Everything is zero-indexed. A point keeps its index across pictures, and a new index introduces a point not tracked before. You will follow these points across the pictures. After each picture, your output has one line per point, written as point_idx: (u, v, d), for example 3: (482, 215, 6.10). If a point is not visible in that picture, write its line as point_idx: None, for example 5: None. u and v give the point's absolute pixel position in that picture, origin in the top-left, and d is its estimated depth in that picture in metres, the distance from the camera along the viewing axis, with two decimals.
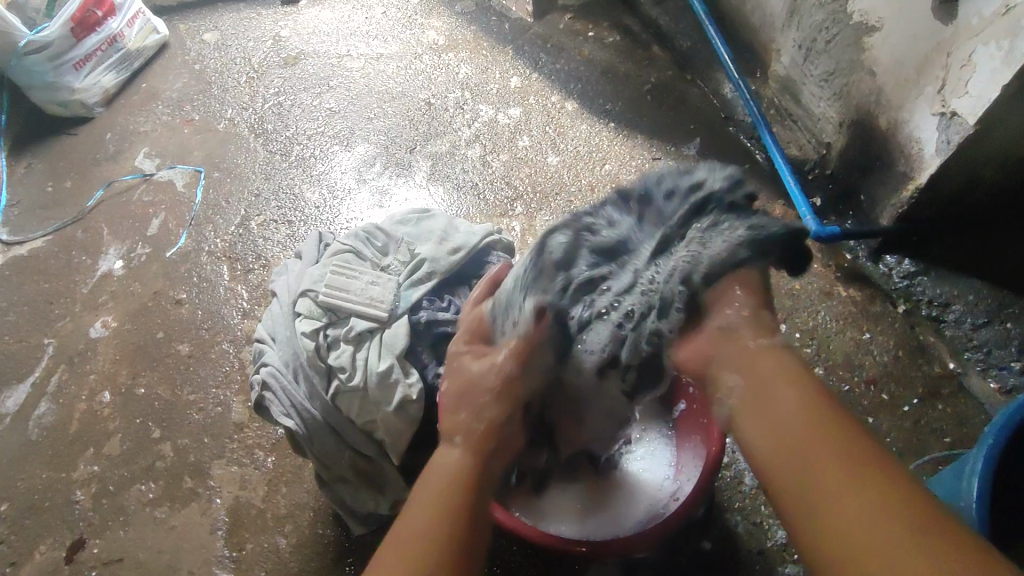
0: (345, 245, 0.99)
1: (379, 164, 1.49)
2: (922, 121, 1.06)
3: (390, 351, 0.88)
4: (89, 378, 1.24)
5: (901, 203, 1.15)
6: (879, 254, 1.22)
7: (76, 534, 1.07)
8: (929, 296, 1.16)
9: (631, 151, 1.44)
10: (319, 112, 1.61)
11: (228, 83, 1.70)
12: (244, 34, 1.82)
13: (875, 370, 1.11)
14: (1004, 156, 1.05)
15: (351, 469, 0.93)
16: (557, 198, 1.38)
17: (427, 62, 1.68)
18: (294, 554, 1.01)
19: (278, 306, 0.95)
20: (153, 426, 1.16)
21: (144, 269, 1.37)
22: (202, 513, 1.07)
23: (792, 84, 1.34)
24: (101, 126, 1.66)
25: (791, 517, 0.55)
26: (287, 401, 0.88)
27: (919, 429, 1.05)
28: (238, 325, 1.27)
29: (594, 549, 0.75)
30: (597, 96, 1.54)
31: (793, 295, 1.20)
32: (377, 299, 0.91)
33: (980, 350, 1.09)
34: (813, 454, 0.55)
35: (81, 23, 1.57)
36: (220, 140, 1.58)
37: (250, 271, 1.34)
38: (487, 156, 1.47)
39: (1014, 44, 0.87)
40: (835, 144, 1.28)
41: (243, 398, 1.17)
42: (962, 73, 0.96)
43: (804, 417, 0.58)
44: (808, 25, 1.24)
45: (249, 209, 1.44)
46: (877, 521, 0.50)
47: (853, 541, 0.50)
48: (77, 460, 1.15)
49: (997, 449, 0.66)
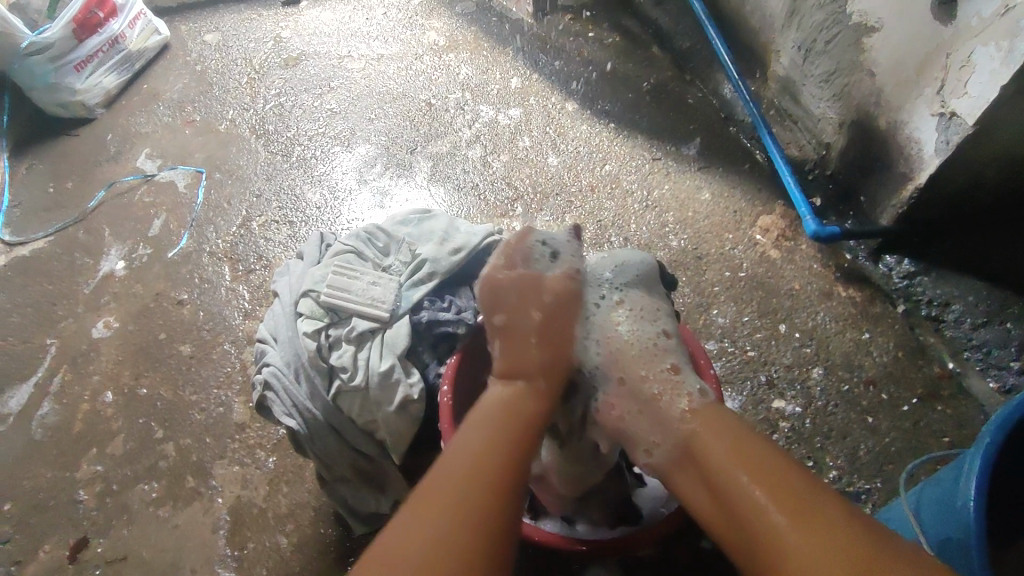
0: (346, 246, 0.99)
1: (380, 165, 1.50)
2: (922, 122, 1.06)
3: (391, 351, 0.88)
4: (92, 378, 1.24)
5: (901, 204, 1.16)
6: (879, 254, 1.23)
7: (80, 534, 1.08)
8: (929, 296, 1.16)
9: (631, 152, 1.44)
10: (320, 113, 1.61)
11: (230, 84, 1.71)
12: (245, 35, 1.83)
13: (875, 370, 1.11)
14: (1003, 157, 1.05)
15: (352, 469, 0.94)
16: (558, 199, 1.38)
17: (427, 63, 1.69)
18: (296, 553, 1.02)
19: (279, 307, 0.95)
20: (155, 426, 1.17)
21: (146, 269, 1.38)
22: (205, 513, 1.07)
23: (791, 84, 1.34)
24: (103, 127, 1.66)
25: (739, 551, 0.60)
26: (288, 401, 0.88)
27: (919, 429, 1.05)
28: (239, 326, 1.27)
29: (594, 547, 0.75)
30: (597, 97, 1.55)
31: (792, 296, 1.20)
32: (378, 299, 0.91)
33: (979, 351, 1.09)
34: (750, 486, 0.60)
35: (83, 24, 1.58)
36: (222, 141, 1.59)
37: (252, 271, 1.35)
38: (487, 157, 1.47)
39: (1013, 45, 0.88)
40: (835, 145, 1.28)
41: (244, 398, 1.18)
42: (961, 74, 0.96)
43: (744, 457, 0.62)
44: (808, 26, 1.24)
45: (250, 210, 1.45)
46: (809, 548, 0.55)
47: (789, 564, 0.55)
48: (80, 459, 1.15)
49: (995, 449, 0.66)
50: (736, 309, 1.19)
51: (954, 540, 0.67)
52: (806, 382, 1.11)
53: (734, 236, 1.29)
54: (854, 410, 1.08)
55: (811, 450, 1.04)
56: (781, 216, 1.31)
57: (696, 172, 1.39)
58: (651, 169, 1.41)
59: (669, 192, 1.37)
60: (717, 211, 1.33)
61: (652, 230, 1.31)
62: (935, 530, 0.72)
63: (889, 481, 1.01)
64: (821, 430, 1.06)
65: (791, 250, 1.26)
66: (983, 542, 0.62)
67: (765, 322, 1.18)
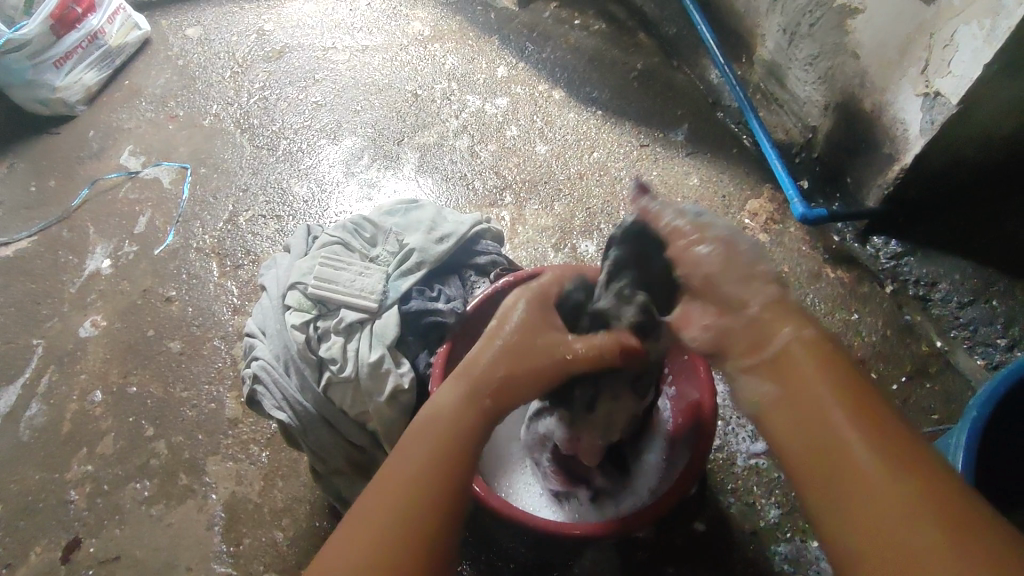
0: (333, 236, 0.98)
1: (367, 157, 1.49)
2: (906, 103, 1.06)
3: (380, 341, 0.88)
4: (80, 379, 1.23)
5: (887, 184, 1.16)
6: (866, 235, 1.23)
7: (73, 534, 1.07)
8: (916, 274, 1.17)
9: (619, 139, 1.44)
10: (304, 105, 1.60)
11: (213, 78, 1.69)
12: (228, 28, 1.80)
13: (863, 352, 1.12)
14: (986, 137, 1.06)
15: (345, 461, 0.93)
16: (546, 186, 1.38)
17: (413, 53, 1.67)
18: (292, 547, 1.02)
19: (267, 300, 0.95)
20: (146, 424, 1.16)
21: (132, 266, 1.37)
22: (199, 510, 1.07)
23: (777, 68, 1.34)
24: (84, 124, 1.64)
25: (818, 495, 0.59)
26: (279, 394, 0.88)
27: (908, 408, 1.06)
28: (228, 321, 1.26)
29: (589, 532, 0.75)
30: (584, 85, 1.54)
31: (782, 278, 1.21)
32: (366, 290, 0.91)
33: (966, 328, 1.10)
34: (837, 433, 0.60)
35: (61, 20, 1.55)
36: (205, 136, 1.57)
37: (240, 267, 1.34)
38: (475, 147, 1.46)
39: (997, 23, 0.88)
40: (821, 127, 1.28)
41: (235, 394, 1.17)
42: (944, 53, 0.97)
43: (839, 395, 0.61)
44: (792, 10, 1.24)
45: (236, 205, 1.43)
46: (906, 513, 0.54)
47: (875, 517, 0.55)
48: (71, 460, 1.14)
49: (981, 423, 0.68)
50: None
51: None
52: None
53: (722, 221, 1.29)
54: None
55: None
56: (770, 200, 1.31)
57: (684, 158, 1.39)
58: (639, 155, 1.40)
59: (657, 178, 1.36)
60: (705, 196, 1.33)
61: None
62: None
63: None
64: None
65: (779, 234, 1.26)
66: None
67: None
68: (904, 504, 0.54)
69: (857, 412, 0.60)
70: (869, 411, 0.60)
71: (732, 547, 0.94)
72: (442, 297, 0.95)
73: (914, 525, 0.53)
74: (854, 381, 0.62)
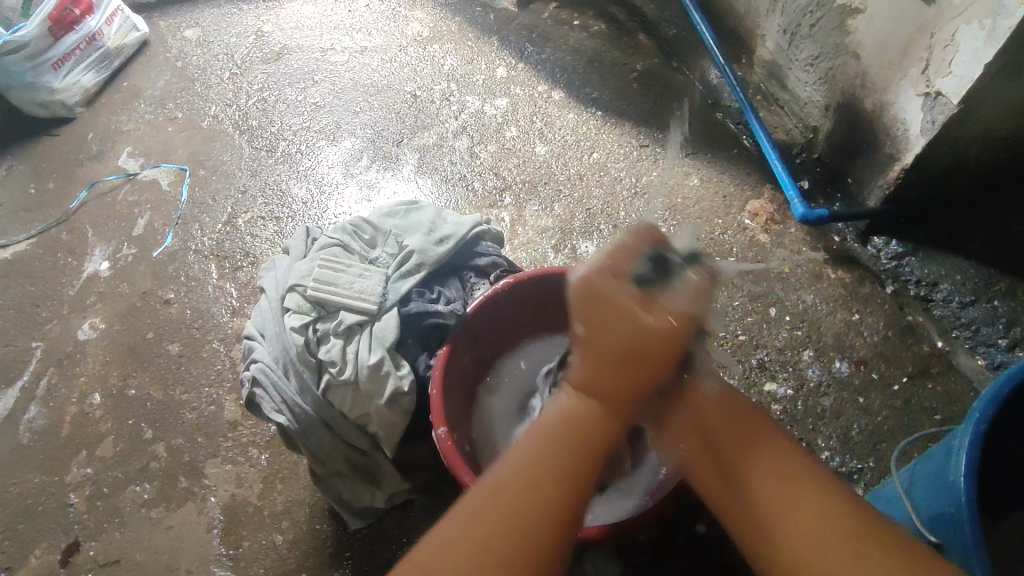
0: (332, 238, 0.98)
1: (366, 158, 1.48)
2: (907, 102, 1.06)
3: (380, 343, 0.88)
4: (79, 381, 1.22)
5: (887, 184, 1.15)
6: (867, 236, 1.22)
7: (72, 538, 1.06)
8: (918, 276, 1.17)
9: (619, 140, 1.43)
10: (303, 107, 1.60)
11: (212, 79, 1.68)
12: (227, 30, 1.80)
13: (865, 352, 1.11)
14: (987, 137, 1.06)
15: (345, 464, 0.92)
16: (546, 187, 1.38)
17: (412, 54, 1.67)
18: (292, 550, 1.01)
19: (267, 302, 0.94)
20: (145, 427, 1.15)
21: (132, 269, 1.36)
22: (199, 513, 1.06)
23: (777, 68, 1.34)
24: (83, 126, 1.63)
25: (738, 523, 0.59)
26: (278, 398, 0.88)
27: (910, 408, 1.05)
28: (228, 324, 1.26)
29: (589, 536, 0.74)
30: (584, 86, 1.54)
31: (783, 278, 1.20)
32: (366, 292, 0.91)
33: (967, 329, 1.10)
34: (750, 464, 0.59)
35: (59, 22, 1.55)
36: (204, 137, 1.57)
37: (239, 269, 1.33)
38: (475, 147, 1.46)
39: (997, 23, 0.88)
40: (821, 128, 1.28)
41: (235, 396, 1.17)
42: (945, 53, 0.96)
43: (745, 427, 0.61)
44: (793, 10, 1.24)
45: (235, 207, 1.43)
46: (818, 527, 0.54)
47: (789, 536, 0.55)
48: (69, 463, 1.14)
49: (985, 424, 0.66)
50: (726, 294, 1.19)
51: (943, 516, 0.67)
52: (798, 366, 1.11)
53: (723, 222, 1.29)
54: (846, 391, 1.08)
55: (803, 433, 1.04)
56: (771, 200, 1.31)
57: (684, 158, 1.38)
58: (639, 156, 1.40)
59: (658, 179, 1.36)
60: (706, 196, 1.32)
61: (642, 217, 1.31)
62: (927, 508, 0.71)
63: (882, 460, 1.01)
64: (814, 412, 1.06)
65: (780, 234, 1.26)
66: (974, 520, 0.62)
67: (756, 306, 1.17)
68: (819, 519, 0.54)
69: (759, 443, 0.59)
70: (742, 441, 0.60)
71: (734, 550, 0.94)
72: (442, 299, 0.94)
73: (832, 538, 0.53)
74: (744, 413, 0.62)
